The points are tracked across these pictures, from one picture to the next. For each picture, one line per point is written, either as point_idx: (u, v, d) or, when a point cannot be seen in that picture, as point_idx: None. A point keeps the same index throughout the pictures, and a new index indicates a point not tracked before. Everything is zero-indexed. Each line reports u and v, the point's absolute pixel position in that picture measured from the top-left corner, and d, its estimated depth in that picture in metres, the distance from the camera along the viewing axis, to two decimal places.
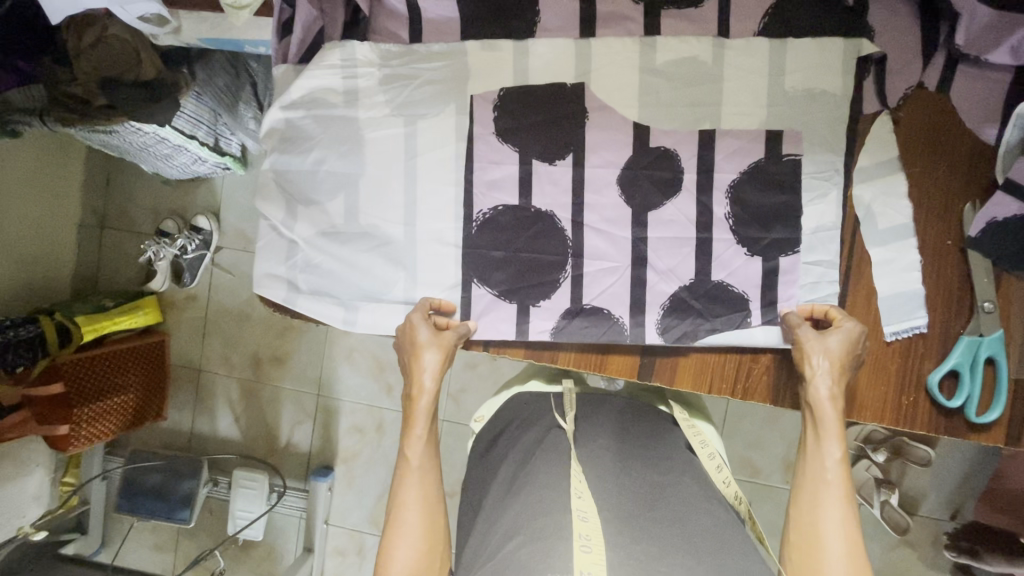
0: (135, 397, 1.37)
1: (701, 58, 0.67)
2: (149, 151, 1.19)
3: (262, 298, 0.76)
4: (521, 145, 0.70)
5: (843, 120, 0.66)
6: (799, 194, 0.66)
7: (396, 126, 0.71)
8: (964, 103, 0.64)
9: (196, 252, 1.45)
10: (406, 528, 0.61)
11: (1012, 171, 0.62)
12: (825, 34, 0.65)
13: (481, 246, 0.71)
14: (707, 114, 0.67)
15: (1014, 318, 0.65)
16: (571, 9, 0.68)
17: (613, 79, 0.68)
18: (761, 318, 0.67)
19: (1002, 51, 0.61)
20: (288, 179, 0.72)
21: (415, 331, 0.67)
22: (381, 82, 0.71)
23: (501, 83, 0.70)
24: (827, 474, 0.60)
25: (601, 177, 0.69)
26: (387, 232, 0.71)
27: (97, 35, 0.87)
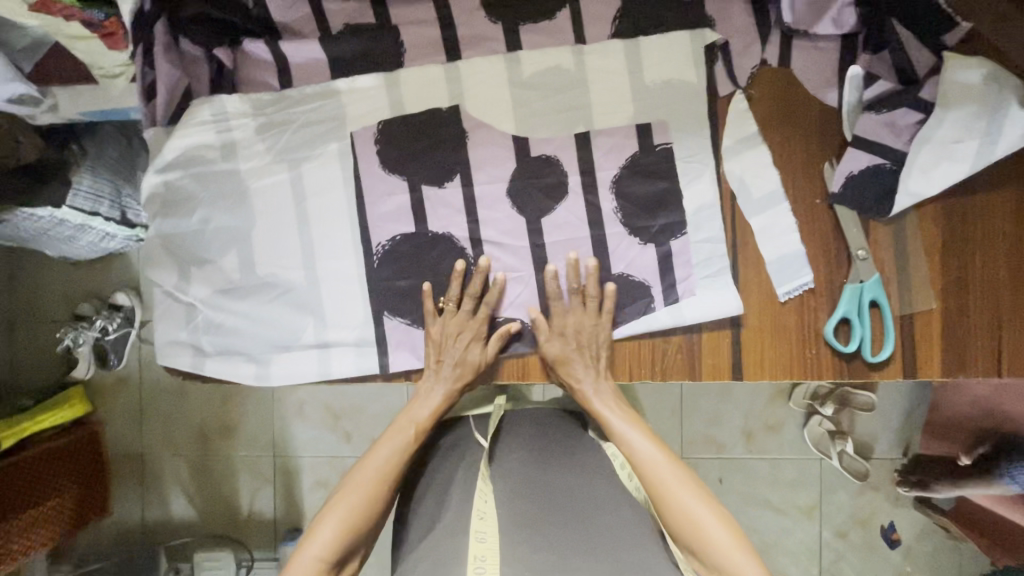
0: (70, 497, 1.27)
1: (563, 66, 0.70)
2: (49, 236, 1.14)
3: (169, 368, 0.73)
4: (409, 174, 0.71)
5: (703, 104, 0.70)
6: (677, 179, 0.70)
7: (280, 173, 0.71)
8: (806, 75, 0.70)
9: (118, 331, 1.37)
10: (335, 514, 0.65)
11: (858, 128, 0.68)
12: (671, 29, 0.69)
13: (386, 279, 0.71)
14: (580, 116, 0.70)
15: (887, 260, 0.70)
16: (433, 37, 0.70)
17: (485, 97, 0.71)
18: (663, 300, 0.70)
19: (825, 24, 0.68)
20: (176, 242, 0.70)
21: (463, 334, 0.69)
22: (258, 131, 0.70)
23: (379, 117, 0.71)
24: (649, 460, 0.66)
25: (492, 193, 0.71)
26: (288, 279, 0.70)
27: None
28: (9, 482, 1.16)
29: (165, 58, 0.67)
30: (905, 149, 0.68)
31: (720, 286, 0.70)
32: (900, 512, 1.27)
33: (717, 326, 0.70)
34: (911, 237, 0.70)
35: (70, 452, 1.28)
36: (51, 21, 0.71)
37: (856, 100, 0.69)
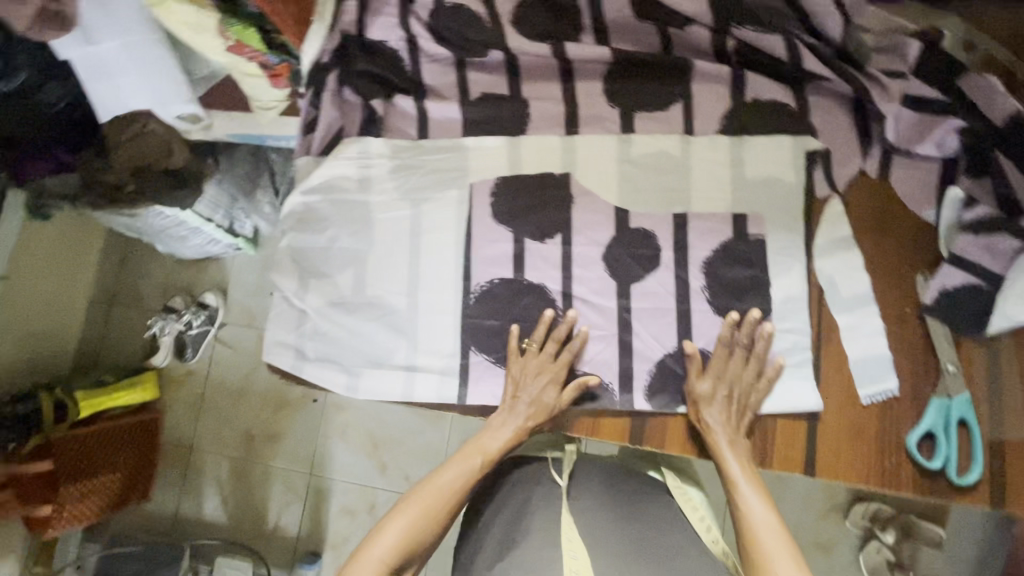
0: (120, 478, 1.34)
1: (670, 151, 0.77)
2: (167, 233, 1.32)
3: (269, 366, 0.80)
4: (514, 227, 0.78)
5: (799, 203, 0.74)
6: (766, 268, 0.73)
7: (403, 209, 0.79)
8: (904, 190, 0.73)
9: (200, 327, 1.50)
10: (402, 519, 0.69)
11: (956, 247, 0.70)
12: (777, 132, 0.75)
13: (479, 317, 0.76)
14: (680, 197, 0.76)
15: (977, 379, 0.70)
16: (557, 112, 0.79)
17: (595, 170, 0.78)
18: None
19: (928, 145, 0.72)
20: (303, 254, 0.79)
21: (542, 375, 0.72)
22: (392, 171, 0.80)
23: (497, 174, 0.79)
24: (765, 538, 0.64)
25: (588, 255, 0.76)
26: (391, 303, 0.77)
27: (136, 131, 1.04)
28: (79, 449, 1.26)
29: (329, 102, 0.80)
30: (1004, 274, 0.68)
31: (800, 377, 0.71)
32: None
33: (792, 417, 0.71)
34: (1004, 361, 0.69)
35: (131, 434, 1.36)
36: (237, 60, 0.87)
37: (955, 219, 0.71)
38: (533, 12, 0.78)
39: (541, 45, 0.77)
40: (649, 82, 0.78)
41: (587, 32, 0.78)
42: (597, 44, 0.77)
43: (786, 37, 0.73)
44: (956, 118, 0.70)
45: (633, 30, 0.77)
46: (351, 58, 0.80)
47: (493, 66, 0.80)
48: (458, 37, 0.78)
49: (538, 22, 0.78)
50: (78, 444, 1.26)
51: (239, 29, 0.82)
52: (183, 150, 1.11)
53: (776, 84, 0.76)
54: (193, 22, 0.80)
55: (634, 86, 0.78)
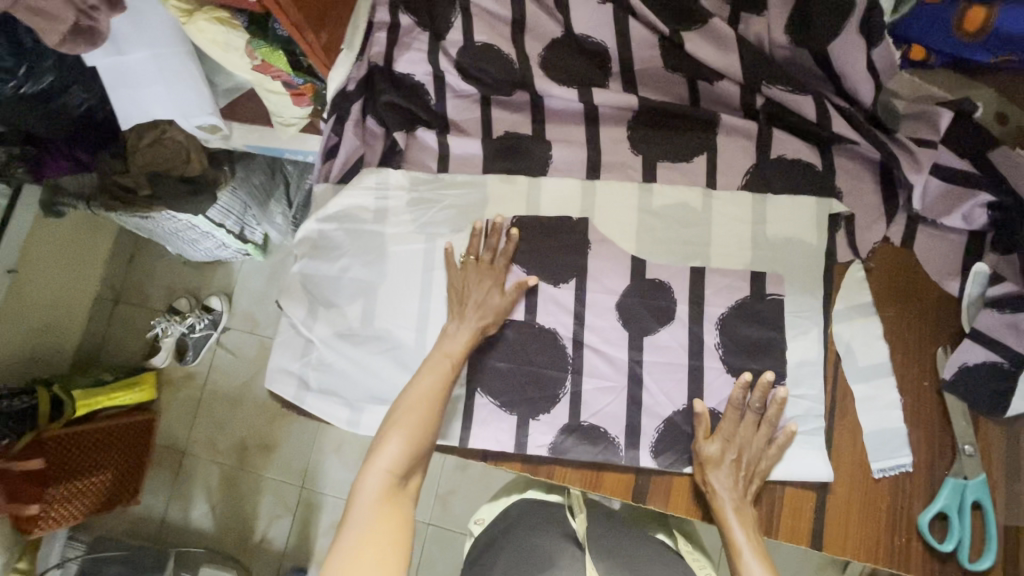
0: (111, 478, 1.33)
1: (691, 204, 0.76)
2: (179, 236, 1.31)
3: (271, 393, 0.79)
4: (529, 269, 0.77)
5: (819, 266, 0.73)
6: (783, 330, 0.72)
7: (418, 242, 0.79)
8: (928, 260, 0.72)
9: (203, 331, 1.49)
10: (398, 433, 0.66)
11: (978, 322, 0.69)
12: (801, 192, 0.74)
13: (487, 359, 0.75)
14: (698, 251, 0.75)
15: (994, 461, 0.68)
16: (580, 156, 0.79)
17: (614, 217, 0.77)
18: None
19: (955, 217, 0.70)
20: (313, 282, 0.79)
21: (484, 274, 0.74)
22: (409, 203, 0.79)
23: (515, 214, 0.78)
24: None
25: (601, 303, 0.75)
26: (399, 338, 0.76)
27: (155, 138, 1.08)
28: (71, 449, 1.25)
29: (352, 131, 0.80)
30: None
31: (812, 446, 0.69)
32: None
33: (801, 487, 0.69)
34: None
35: (123, 436, 1.36)
36: (262, 77, 0.87)
37: (978, 294, 0.70)
38: (562, 55, 0.77)
39: (569, 89, 0.77)
40: (675, 133, 0.77)
41: (615, 79, 0.77)
42: (624, 92, 0.77)
43: (816, 99, 0.73)
44: (985, 193, 0.69)
45: (661, 80, 0.77)
46: (377, 89, 0.80)
47: (518, 105, 0.80)
48: (485, 76, 0.78)
49: (566, 66, 0.77)
50: (69, 445, 1.25)
51: (266, 51, 0.81)
52: (200, 158, 1.12)
53: (803, 144, 0.75)
54: (223, 41, 0.80)
55: (659, 135, 0.77)
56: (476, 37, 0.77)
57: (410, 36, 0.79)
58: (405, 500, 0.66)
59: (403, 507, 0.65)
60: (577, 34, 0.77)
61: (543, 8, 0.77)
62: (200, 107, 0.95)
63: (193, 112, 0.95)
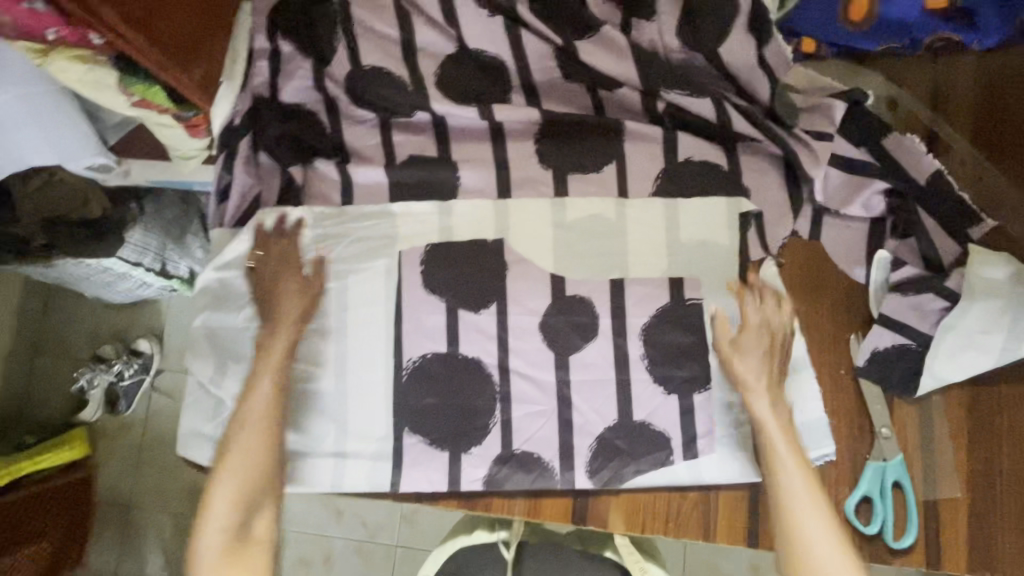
0: (42, 551, 1.06)
1: (605, 214, 0.74)
2: (89, 280, 1.13)
3: (186, 457, 0.75)
4: (447, 297, 0.73)
5: (734, 267, 0.73)
6: (705, 335, 0.72)
7: (328, 282, 0.74)
8: (834, 250, 0.73)
9: (133, 378, 1.32)
10: (224, 483, 0.67)
11: (886, 306, 0.70)
12: (711, 193, 0.74)
13: (412, 396, 0.72)
14: (616, 262, 0.74)
15: (910, 440, 0.70)
16: (488, 174, 0.76)
17: (528, 235, 0.75)
18: (683, 454, 0.70)
19: (856, 206, 0.72)
20: (220, 336, 0.74)
21: (282, 278, 0.71)
22: (313, 241, 0.74)
23: (427, 241, 0.75)
24: (793, 484, 0.64)
25: (524, 325, 0.73)
26: (318, 386, 0.72)
27: (47, 180, 0.95)
28: None
29: (242, 168, 0.76)
30: (930, 333, 0.69)
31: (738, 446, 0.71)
32: None
33: (732, 488, 0.71)
34: (936, 420, 0.70)
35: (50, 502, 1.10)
36: (148, 115, 0.69)
37: (883, 280, 0.72)
38: (459, 73, 0.74)
39: (469, 107, 0.74)
40: (582, 143, 0.75)
41: (516, 93, 0.75)
42: (527, 106, 0.75)
43: (715, 100, 0.73)
44: (881, 181, 0.71)
45: (562, 91, 0.75)
46: (265, 122, 0.75)
47: (418, 127, 0.76)
48: (380, 99, 0.74)
49: (464, 83, 0.74)
50: None
51: (144, 89, 0.65)
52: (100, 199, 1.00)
53: (709, 144, 0.74)
54: (88, 80, 0.63)
55: (567, 146, 0.75)
56: (365, 61, 0.73)
57: (293, 63, 0.74)
58: (252, 545, 0.68)
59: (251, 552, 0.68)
60: (471, 50, 0.74)
61: (432, 25, 0.74)
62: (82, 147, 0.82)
63: (75, 153, 0.82)
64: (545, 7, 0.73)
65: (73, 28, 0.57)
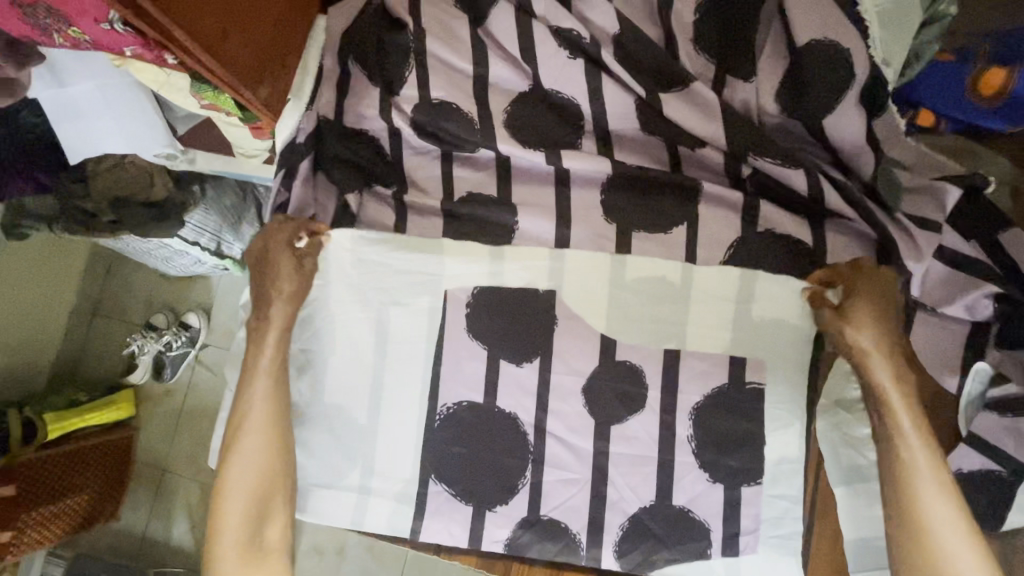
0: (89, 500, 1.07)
1: (670, 277, 0.68)
2: (151, 253, 1.07)
3: None
4: (489, 345, 0.69)
5: (805, 356, 0.67)
6: (762, 425, 0.66)
7: (368, 310, 0.70)
8: (929, 355, 0.64)
9: (180, 350, 1.19)
10: (233, 495, 0.65)
11: (976, 425, 0.63)
12: (791, 269, 0.66)
13: (443, 443, 0.69)
14: (674, 332, 0.68)
15: None
16: (548, 211, 0.70)
17: (583, 289, 0.69)
18: (721, 550, 0.67)
19: (958, 307, 0.63)
20: None
21: (274, 249, 0.66)
22: (354, 264, 0.70)
23: (474, 284, 0.70)
24: (914, 458, 0.58)
25: (567, 386, 0.68)
26: (350, 416, 0.70)
27: (116, 162, 0.92)
28: (45, 473, 1.00)
29: (301, 188, 0.73)
30: None
31: (784, 550, 0.66)
32: None
33: None
34: (1009, 558, 0.64)
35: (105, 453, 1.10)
36: (216, 115, 0.70)
37: (978, 392, 0.64)
38: (529, 112, 0.70)
39: (534, 151, 0.70)
40: (654, 199, 0.68)
41: (587, 138, 0.70)
42: (598, 154, 0.69)
43: (808, 171, 0.66)
44: (992, 285, 0.63)
45: (636, 142, 0.70)
46: (328, 146, 0.74)
47: (481, 163, 0.72)
48: (443, 133, 0.71)
49: (533, 124, 0.70)
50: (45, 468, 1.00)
51: (212, 94, 0.64)
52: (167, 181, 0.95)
53: (794, 217, 0.67)
54: (167, 82, 0.63)
55: (635, 205, 0.69)
56: (433, 93, 0.71)
57: (361, 89, 0.73)
58: (268, 554, 0.66)
59: (267, 563, 0.66)
60: (546, 89, 0.70)
61: (506, 60, 0.70)
62: (155, 139, 0.81)
63: (147, 146, 0.82)
64: (626, 53, 0.68)
65: (149, 49, 0.56)
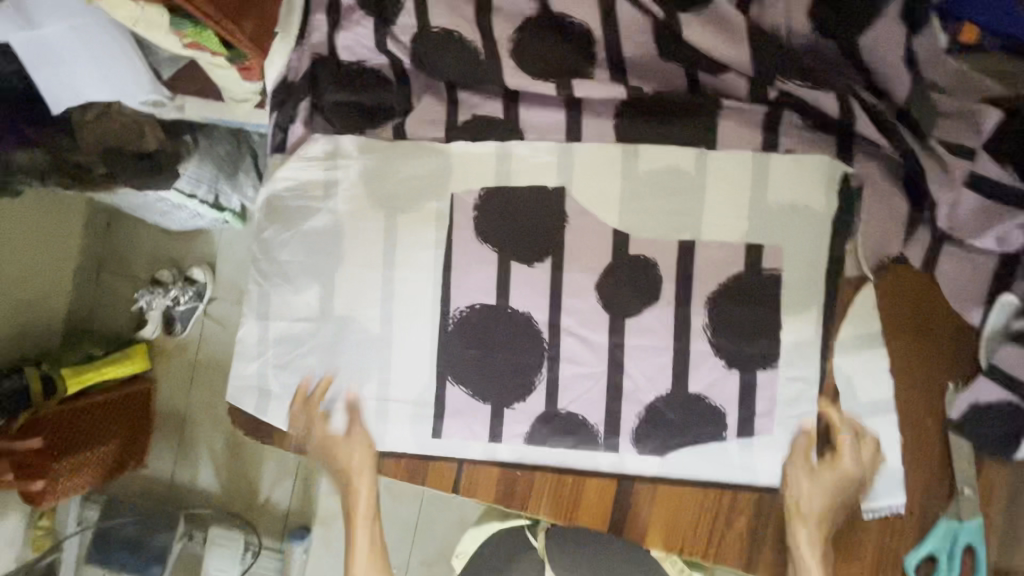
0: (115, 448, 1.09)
1: (684, 168, 0.67)
2: (144, 207, 1.05)
3: (233, 407, 0.75)
4: (499, 248, 0.69)
5: (824, 238, 0.65)
6: (778, 341, 0.65)
7: (376, 219, 0.70)
8: (950, 284, 0.63)
9: (189, 306, 1.18)
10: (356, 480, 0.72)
11: (998, 356, 0.61)
12: (806, 150, 0.65)
13: (457, 348, 0.70)
14: (688, 224, 0.67)
15: (994, 503, 0.64)
16: (558, 122, 0.68)
17: (593, 184, 0.68)
18: (737, 432, 0.66)
19: (988, 238, 0.60)
20: (262, 267, 0.72)
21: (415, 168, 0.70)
22: (362, 175, 0.70)
23: (482, 185, 0.69)
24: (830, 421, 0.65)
25: (579, 284, 0.68)
26: (362, 326, 0.70)
27: (100, 110, 0.82)
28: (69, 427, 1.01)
29: (298, 126, 0.71)
30: None
31: (802, 433, 0.65)
32: None
33: (791, 493, 0.66)
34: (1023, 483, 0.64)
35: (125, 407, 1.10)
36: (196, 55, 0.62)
37: (1001, 326, 0.62)
38: (535, 33, 0.66)
39: (544, 81, 0.67)
40: (662, 124, 0.66)
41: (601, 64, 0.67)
42: (612, 80, 0.66)
43: (840, 95, 0.63)
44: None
45: (652, 65, 0.66)
46: (321, 87, 0.70)
47: (489, 91, 0.69)
48: (444, 66, 0.68)
49: (540, 49, 0.66)
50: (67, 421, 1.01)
51: (194, 31, 0.57)
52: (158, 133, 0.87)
53: (816, 136, 0.65)
54: (145, 20, 0.55)
55: (650, 129, 0.67)
56: (434, 22, 0.66)
57: (351, 19, 0.68)
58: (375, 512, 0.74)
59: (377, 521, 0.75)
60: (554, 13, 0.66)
61: None
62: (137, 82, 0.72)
63: (131, 92, 0.72)
64: None
65: None
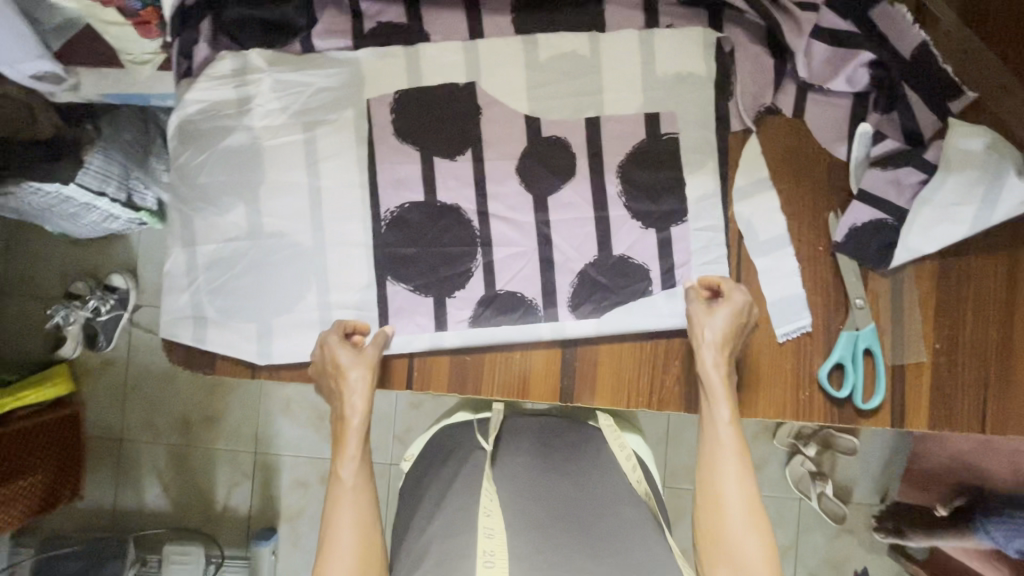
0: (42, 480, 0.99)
1: (580, 51, 0.72)
2: (51, 212, 0.92)
3: (166, 343, 0.73)
4: (420, 145, 0.72)
5: (709, 99, 0.72)
6: (684, 197, 0.72)
7: (295, 133, 0.72)
8: (818, 126, 0.73)
9: (110, 315, 1.09)
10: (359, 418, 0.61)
11: (863, 180, 0.71)
12: (684, 25, 0.72)
13: (392, 247, 0.72)
14: (590, 102, 0.73)
15: (882, 309, 0.72)
16: (460, 21, 0.72)
17: (500, 76, 0.73)
18: (661, 285, 0.72)
19: (840, 80, 0.71)
20: (182, 199, 0.72)
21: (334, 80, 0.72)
22: (274, 89, 0.71)
23: (395, 88, 0.72)
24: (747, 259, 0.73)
25: (501, 170, 0.72)
26: (294, 239, 0.71)
27: None
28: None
29: (201, 50, 0.70)
30: (907, 207, 0.70)
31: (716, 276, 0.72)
32: (873, 556, 1.15)
33: None
34: (906, 292, 0.72)
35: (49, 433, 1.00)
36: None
37: (863, 155, 0.72)
38: None
39: None
40: (555, 15, 0.72)
41: None
42: None
43: None
44: (867, 52, 0.70)
45: None
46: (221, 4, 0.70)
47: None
48: None
49: None
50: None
51: None
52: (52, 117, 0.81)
53: (690, 10, 0.73)
54: None
55: (544, 19, 0.72)
56: None
57: None
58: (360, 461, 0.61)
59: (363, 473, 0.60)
60: None
61: None
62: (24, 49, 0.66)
63: (16, 57, 0.66)
64: None
65: None
